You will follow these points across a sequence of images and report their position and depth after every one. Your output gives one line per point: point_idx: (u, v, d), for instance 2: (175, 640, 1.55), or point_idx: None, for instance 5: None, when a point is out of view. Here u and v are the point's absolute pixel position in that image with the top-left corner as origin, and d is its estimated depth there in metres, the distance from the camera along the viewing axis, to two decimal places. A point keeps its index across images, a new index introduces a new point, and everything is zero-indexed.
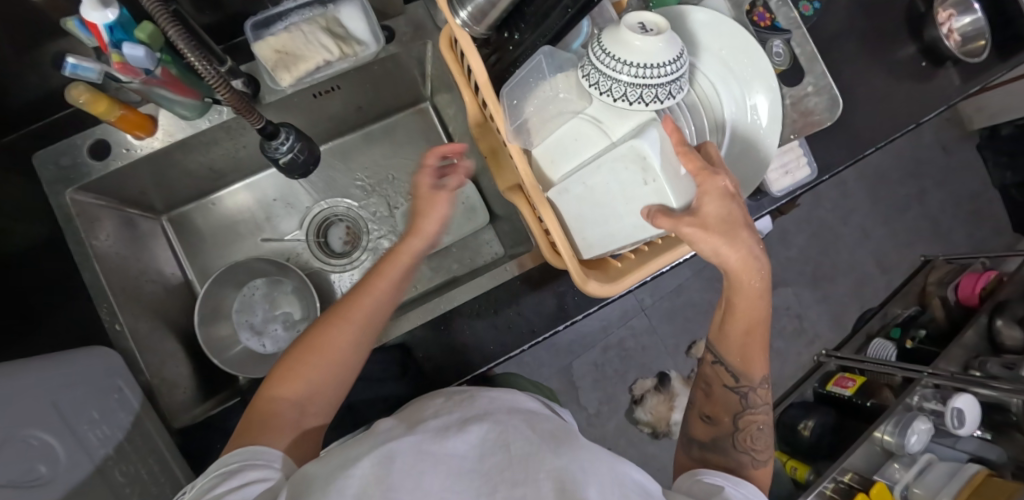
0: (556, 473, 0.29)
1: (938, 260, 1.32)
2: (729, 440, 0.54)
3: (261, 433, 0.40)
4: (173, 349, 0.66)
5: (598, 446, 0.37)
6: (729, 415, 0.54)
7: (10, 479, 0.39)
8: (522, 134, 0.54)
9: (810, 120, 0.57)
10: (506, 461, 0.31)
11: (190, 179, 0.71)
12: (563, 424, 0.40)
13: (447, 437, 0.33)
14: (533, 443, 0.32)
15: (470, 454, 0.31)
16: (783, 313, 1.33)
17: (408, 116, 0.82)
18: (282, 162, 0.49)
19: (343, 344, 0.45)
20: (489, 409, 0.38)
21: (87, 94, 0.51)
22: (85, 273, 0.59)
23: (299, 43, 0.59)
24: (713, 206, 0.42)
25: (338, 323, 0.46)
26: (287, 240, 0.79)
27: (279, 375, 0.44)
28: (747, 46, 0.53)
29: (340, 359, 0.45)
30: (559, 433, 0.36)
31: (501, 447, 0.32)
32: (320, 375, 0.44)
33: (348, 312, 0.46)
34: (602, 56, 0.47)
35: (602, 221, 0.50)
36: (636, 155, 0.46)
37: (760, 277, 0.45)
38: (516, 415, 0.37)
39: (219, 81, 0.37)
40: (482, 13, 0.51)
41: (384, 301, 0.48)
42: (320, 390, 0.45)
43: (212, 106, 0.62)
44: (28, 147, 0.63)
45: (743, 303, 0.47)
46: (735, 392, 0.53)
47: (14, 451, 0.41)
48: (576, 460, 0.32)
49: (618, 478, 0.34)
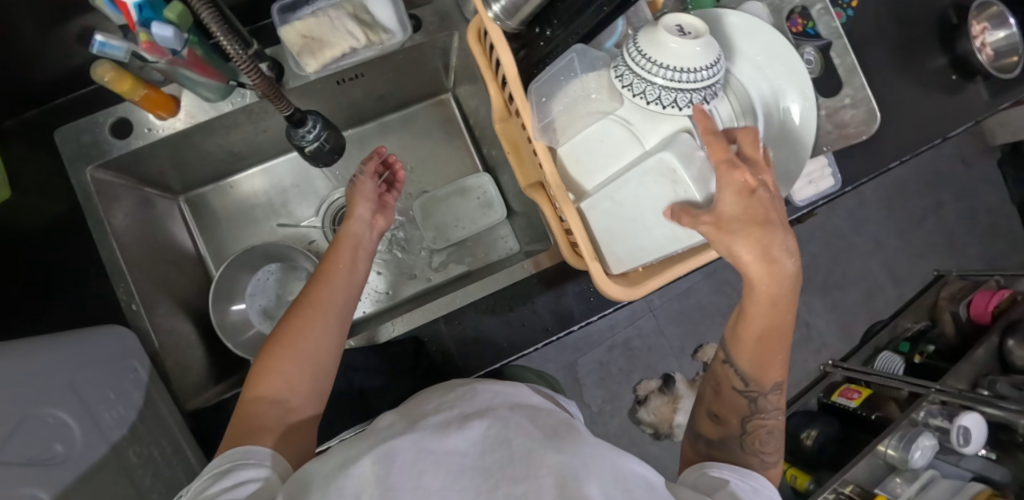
0: (556, 475, 0.27)
1: (951, 275, 1.31)
2: (738, 439, 0.52)
3: (247, 434, 0.39)
4: (186, 331, 0.67)
5: (613, 448, 0.35)
6: (737, 414, 0.53)
7: (26, 458, 0.39)
8: (549, 130, 0.53)
9: (842, 131, 0.55)
10: (506, 460, 0.28)
11: (209, 161, 0.71)
12: (568, 421, 0.37)
13: (445, 433, 0.31)
14: (533, 439, 0.30)
15: (470, 451, 0.29)
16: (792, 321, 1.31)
17: (427, 107, 0.81)
18: (307, 150, 0.48)
19: (312, 330, 0.47)
20: (490, 405, 0.35)
21: (112, 71, 0.52)
22: (103, 251, 0.59)
23: (326, 29, 0.58)
24: (729, 201, 0.41)
25: (302, 312, 0.48)
26: (303, 226, 0.78)
27: (257, 374, 0.45)
28: (783, 51, 0.52)
29: (315, 347, 0.47)
30: (561, 430, 0.34)
31: (501, 444, 0.30)
32: (297, 368, 0.45)
33: (311, 299, 0.50)
34: (637, 57, 0.46)
35: (628, 229, 0.50)
36: (665, 169, 0.45)
37: (779, 280, 0.43)
38: (514, 408, 0.35)
39: (249, 65, 0.36)
40: (515, 7, 0.50)
41: (342, 280, 0.54)
42: (299, 383, 0.45)
43: (235, 89, 0.61)
44: (49, 123, 0.62)
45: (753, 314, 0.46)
46: (744, 395, 0.52)
47: (29, 429, 0.41)
48: (578, 458, 0.29)
49: (626, 465, 0.33)
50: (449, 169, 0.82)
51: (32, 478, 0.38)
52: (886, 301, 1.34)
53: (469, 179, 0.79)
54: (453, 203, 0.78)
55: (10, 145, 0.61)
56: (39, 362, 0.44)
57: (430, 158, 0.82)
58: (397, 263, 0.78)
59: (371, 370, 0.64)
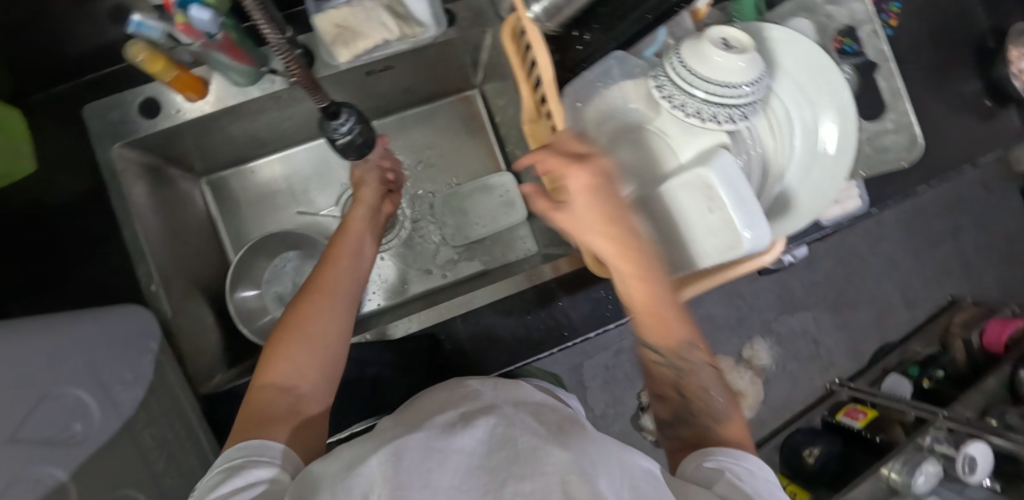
0: (561, 475, 0.24)
1: (964, 302, 1.30)
2: (686, 409, 0.47)
3: (256, 426, 0.39)
4: (202, 313, 0.67)
5: (628, 453, 0.32)
6: (665, 381, 0.48)
7: (46, 437, 0.39)
8: (582, 137, 0.53)
9: (880, 156, 0.54)
10: (512, 456, 0.25)
11: (233, 145, 0.70)
12: (569, 416, 0.35)
13: (450, 432, 0.28)
14: (540, 436, 0.27)
15: (476, 450, 0.26)
16: (801, 337, 1.27)
17: (453, 102, 0.81)
18: (339, 143, 0.47)
19: (320, 314, 0.47)
20: (495, 401, 0.33)
21: (146, 51, 0.51)
22: (125, 230, 0.59)
23: (360, 19, 0.57)
24: (584, 193, 0.40)
25: (308, 297, 0.48)
26: (322, 215, 0.78)
27: (266, 363, 0.44)
28: (827, 71, 0.51)
29: (320, 332, 0.46)
30: (562, 424, 0.32)
31: (506, 442, 0.26)
32: (305, 354, 0.44)
33: (317, 284, 0.50)
34: (679, 68, 0.45)
35: (659, 241, 0.49)
36: (702, 185, 0.44)
37: (644, 270, 0.42)
38: (518, 406, 0.33)
39: (285, 52, 0.35)
40: (557, 8, 0.49)
41: (347, 264, 0.53)
42: (310, 369, 0.44)
43: (265, 75, 0.60)
44: (77, 97, 0.62)
45: (635, 297, 0.43)
46: (667, 365, 0.46)
47: (50, 408, 0.41)
48: (585, 455, 0.27)
49: (638, 467, 0.31)
50: (471, 167, 0.81)
51: (50, 458, 0.38)
52: (893, 323, 1.31)
53: (491, 177, 0.78)
54: (473, 201, 0.78)
55: (38, 117, 0.61)
56: (56, 342, 0.44)
57: (453, 154, 0.81)
58: (415, 258, 0.78)
59: (386, 366, 0.63)
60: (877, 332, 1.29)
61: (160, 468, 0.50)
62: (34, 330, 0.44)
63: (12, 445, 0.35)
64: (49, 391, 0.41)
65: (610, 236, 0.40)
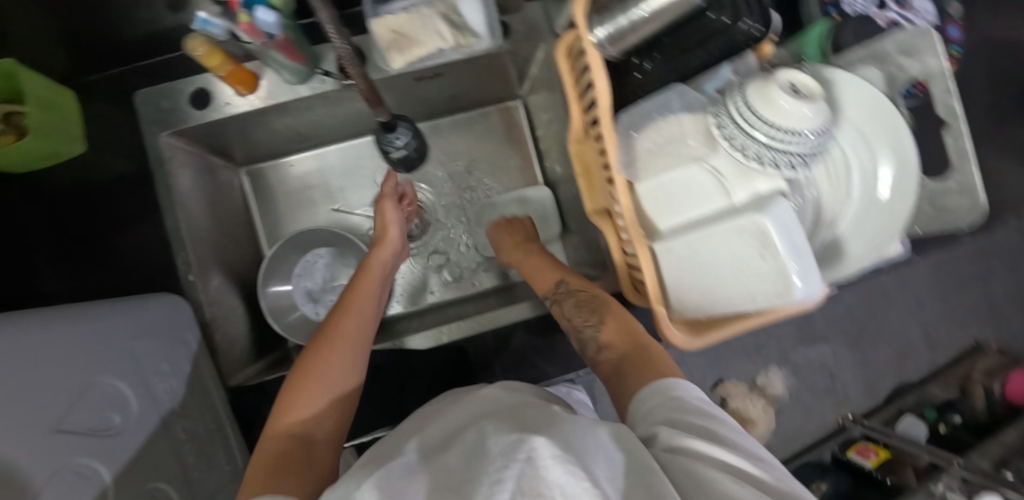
0: (523, 466, 0.24)
1: (987, 348, 1.27)
2: (577, 330, 0.54)
3: (270, 472, 0.36)
4: (234, 304, 0.67)
5: (600, 427, 0.31)
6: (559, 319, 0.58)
7: (88, 428, 0.39)
8: (631, 165, 0.51)
9: (940, 213, 0.53)
10: (484, 462, 0.26)
11: (276, 138, 0.71)
12: (546, 409, 0.36)
13: (430, 464, 0.30)
14: (507, 435, 0.28)
15: (456, 467, 0.28)
16: (817, 371, 1.18)
17: (494, 111, 0.80)
18: (393, 156, 0.47)
19: (337, 358, 0.47)
20: (475, 417, 0.36)
21: (205, 46, 0.51)
22: (169, 218, 0.60)
23: (417, 26, 0.56)
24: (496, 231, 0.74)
25: (326, 341, 0.48)
26: (356, 214, 0.78)
27: (280, 410, 0.43)
28: (889, 125, 0.50)
29: (336, 378, 0.46)
30: (534, 418, 0.33)
31: (479, 455, 0.28)
32: (321, 399, 0.44)
33: (335, 329, 0.50)
34: (743, 109, 0.44)
35: (701, 281, 0.48)
36: (757, 232, 0.43)
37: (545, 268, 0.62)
38: (495, 415, 0.35)
39: (352, 59, 0.37)
40: (620, 35, 0.48)
41: (364, 310, 0.54)
42: (324, 416, 0.43)
43: (316, 74, 0.60)
44: (130, 82, 0.63)
45: (538, 266, 0.63)
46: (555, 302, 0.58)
47: (91, 399, 0.41)
48: (570, 440, 0.27)
49: (611, 435, 0.31)
50: (508, 177, 0.81)
51: (92, 449, 0.39)
52: (919, 363, 1.23)
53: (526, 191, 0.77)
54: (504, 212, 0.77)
55: (92, 98, 0.62)
56: (93, 329, 0.45)
57: (490, 163, 0.81)
58: (445, 265, 0.78)
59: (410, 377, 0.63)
60: (906, 368, 1.22)
61: (189, 461, 0.50)
62: (77, 318, 0.45)
63: (57, 433, 0.36)
64: (92, 379, 0.42)
65: (531, 252, 0.66)
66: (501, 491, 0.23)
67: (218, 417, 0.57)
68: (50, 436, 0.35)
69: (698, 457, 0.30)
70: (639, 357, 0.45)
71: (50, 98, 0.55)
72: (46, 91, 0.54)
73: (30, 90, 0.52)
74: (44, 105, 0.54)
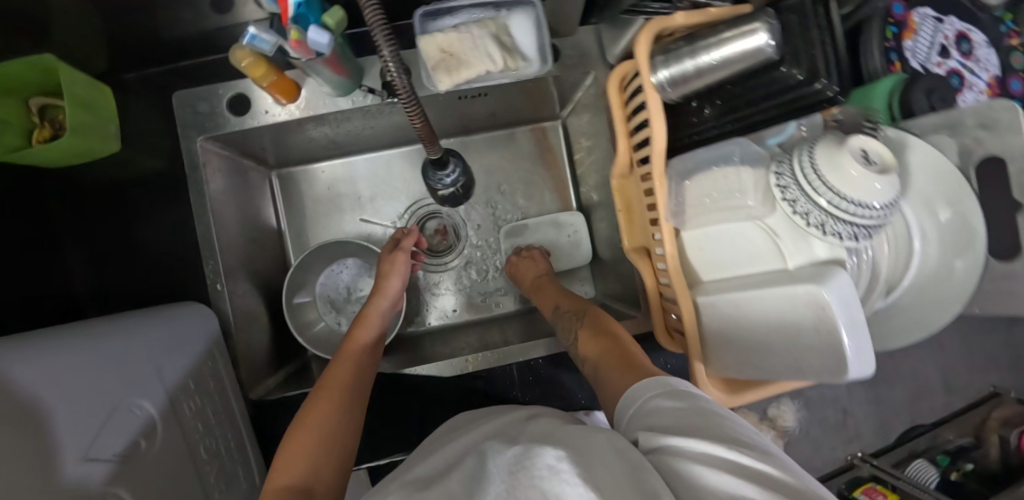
0: (520, 480, 0.26)
1: (1008, 398, 1.02)
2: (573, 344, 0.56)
3: None
4: (258, 313, 0.66)
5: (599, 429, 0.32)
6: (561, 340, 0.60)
7: (116, 455, 0.38)
8: (679, 214, 0.50)
9: (1005, 295, 0.50)
10: (486, 481, 0.28)
11: (311, 145, 0.69)
12: (544, 422, 0.38)
13: (433, 485, 0.31)
14: (507, 455, 0.30)
15: (456, 487, 0.30)
16: (829, 404, 1.03)
17: (533, 130, 0.78)
18: (441, 192, 0.47)
19: (326, 411, 0.46)
20: (476, 443, 0.37)
21: (251, 57, 0.49)
22: (199, 224, 0.58)
23: (467, 47, 0.53)
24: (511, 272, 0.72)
25: (315, 400, 0.48)
26: (384, 225, 0.77)
27: (276, 467, 0.42)
28: (963, 197, 0.46)
29: (328, 431, 0.45)
30: (532, 432, 0.35)
31: (480, 475, 0.30)
32: (314, 450, 0.43)
33: (325, 383, 0.50)
34: (808, 172, 0.42)
35: (745, 344, 0.46)
36: (811, 301, 0.41)
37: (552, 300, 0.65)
38: (495, 436, 0.37)
39: (411, 98, 0.34)
40: (684, 79, 0.46)
41: (358, 366, 0.54)
42: (322, 467, 0.42)
43: (359, 88, 0.58)
44: (170, 84, 0.62)
45: (547, 295, 0.65)
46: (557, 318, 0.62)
47: (118, 422, 0.40)
48: (574, 448, 0.29)
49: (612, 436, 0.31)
50: (541, 199, 0.79)
51: (119, 477, 0.38)
52: (933, 404, 1.04)
53: (558, 216, 0.76)
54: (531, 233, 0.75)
55: (130, 97, 0.62)
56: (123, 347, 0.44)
57: (524, 182, 0.78)
58: (470, 285, 0.76)
59: (434, 402, 0.63)
60: (912, 410, 1.03)
61: (211, 481, 0.50)
62: (103, 338, 0.44)
63: (91, 463, 0.36)
64: (118, 401, 0.41)
65: (543, 287, 0.66)
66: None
67: (238, 434, 0.56)
68: (85, 469, 0.35)
69: (679, 452, 0.28)
70: (619, 359, 0.47)
71: (91, 98, 0.54)
72: (88, 92, 0.53)
73: (71, 91, 0.51)
74: (85, 106, 0.53)
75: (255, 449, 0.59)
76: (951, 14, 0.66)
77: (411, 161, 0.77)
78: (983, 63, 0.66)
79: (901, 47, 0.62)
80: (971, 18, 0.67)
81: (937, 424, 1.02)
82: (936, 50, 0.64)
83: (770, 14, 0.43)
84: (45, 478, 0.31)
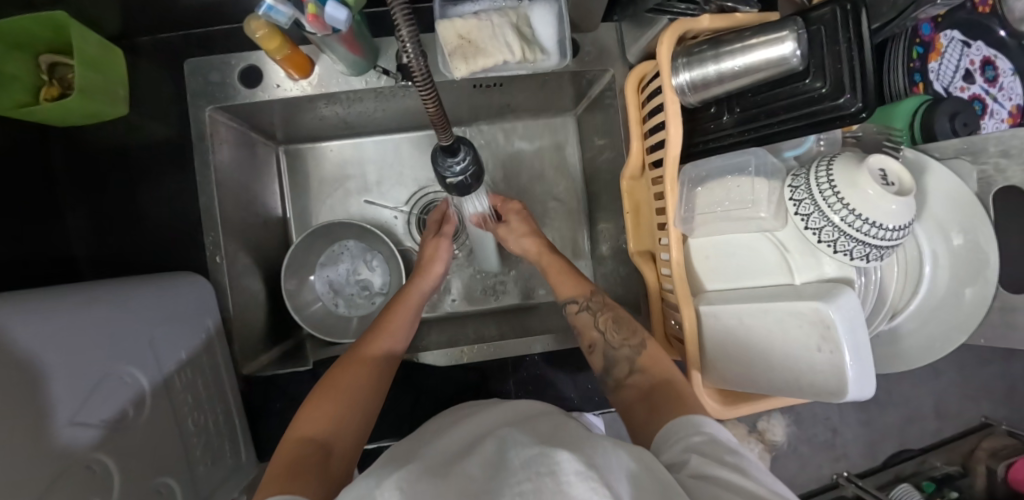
0: (545, 479, 0.25)
1: (999, 429, 0.95)
2: (608, 346, 0.52)
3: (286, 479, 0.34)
4: (256, 289, 0.66)
5: (621, 444, 0.31)
6: (585, 330, 0.55)
7: (101, 421, 0.38)
8: (689, 221, 0.49)
9: (1011, 326, 0.50)
10: (505, 472, 0.27)
11: (323, 124, 0.69)
12: (566, 422, 0.37)
13: (450, 466, 0.30)
14: (528, 450, 0.29)
15: (475, 473, 0.28)
16: (820, 422, 0.97)
17: (545, 125, 0.77)
18: (448, 180, 0.44)
19: (362, 376, 0.47)
20: (495, 427, 0.36)
21: (266, 28, 0.48)
22: (203, 195, 0.58)
23: (486, 36, 0.52)
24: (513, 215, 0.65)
25: (350, 364, 0.48)
26: (388, 209, 0.76)
27: (303, 419, 0.42)
28: (974, 223, 0.46)
29: (358, 397, 0.45)
30: (553, 429, 0.33)
31: (498, 465, 0.28)
32: (342, 409, 0.43)
33: (364, 349, 0.50)
34: (825, 188, 0.41)
35: (745, 357, 0.46)
36: (817, 320, 0.40)
37: (568, 276, 0.60)
38: (514, 424, 0.35)
39: (427, 82, 0.32)
40: (705, 84, 0.46)
41: (394, 341, 0.53)
42: (347, 427, 0.42)
43: (373, 69, 0.58)
44: (184, 50, 0.61)
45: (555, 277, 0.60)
46: (585, 310, 0.56)
47: (107, 388, 0.40)
48: (588, 454, 0.28)
49: (633, 458, 0.30)
50: (549, 195, 0.78)
51: (101, 443, 0.37)
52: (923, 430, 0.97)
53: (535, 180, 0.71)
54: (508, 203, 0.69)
55: (142, 61, 0.61)
56: (123, 311, 0.44)
57: (533, 176, 0.78)
58: (472, 276, 0.75)
59: (426, 391, 0.63)
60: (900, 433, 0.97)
61: (197, 454, 0.50)
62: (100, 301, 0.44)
63: (74, 428, 0.35)
64: (109, 368, 0.40)
65: (548, 262, 0.62)
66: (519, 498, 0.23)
67: (227, 409, 0.56)
68: (68, 435, 0.35)
69: (725, 484, 0.29)
70: (668, 392, 0.44)
71: (101, 59, 0.53)
72: (98, 51, 0.53)
73: (82, 49, 0.50)
74: (95, 65, 0.53)
75: (243, 424, 0.59)
76: (978, 38, 0.65)
77: (420, 147, 0.76)
78: (1007, 91, 0.65)
79: (926, 68, 0.60)
80: (1001, 43, 0.65)
81: (926, 449, 0.96)
82: (961, 74, 0.63)
83: (798, 24, 0.42)
84: (27, 438, 0.31)
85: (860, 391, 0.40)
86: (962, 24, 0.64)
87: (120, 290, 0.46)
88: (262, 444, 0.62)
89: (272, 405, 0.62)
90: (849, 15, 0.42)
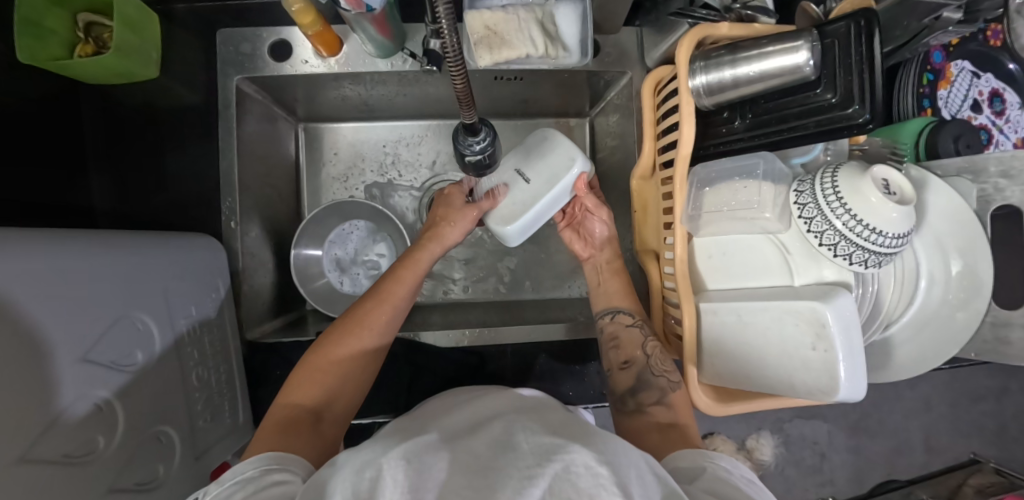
0: (556, 468, 0.26)
1: (988, 466, 0.89)
2: (648, 369, 0.53)
3: (280, 441, 0.39)
4: (266, 258, 0.67)
5: (634, 447, 0.32)
6: (634, 348, 0.55)
7: (113, 361, 0.39)
8: (695, 219, 0.50)
9: (1004, 343, 0.51)
10: (514, 454, 0.28)
11: (344, 104, 0.71)
12: (568, 415, 0.38)
13: (459, 442, 0.31)
14: (540, 436, 0.29)
15: (483, 451, 0.29)
16: (807, 445, 0.89)
17: (558, 124, 0.79)
18: (467, 158, 0.46)
19: (357, 346, 0.49)
20: (502, 411, 0.36)
21: (302, 4, 0.50)
22: (223, 160, 0.59)
23: (512, 28, 0.54)
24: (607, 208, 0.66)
25: (346, 331, 0.49)
26: (400, 194, 0.77)
27: (296, 384, 0.46)
28: (972, 245, 0.48)
29: (349, 366, 0.48)
30: (559, 421, 0.34)
31: (506, 447, 0.29)
32: (335, 379, 0.47)
33: (362, 316, 0.51)
34: (828, 193, 0.43)
35: (740, 353, 0.47)
36: (813, 318, 0.41)
37: (620, 281, 0.62)
38: (522, 412, 0.36)
39: (460, 68, 0.33)
40: (720, 88, 0.47)
41: (394, 308, 0.53)
42: (334, 397, 0.47)
43: (399, 52, 0.60)
44: (217, 19, 0.63)
45: (613, 290, 0.61)
46: (636, 327, 0.57)
47: (121, 330, 0.41)
48: (603, 451, 0.29)
49: (644, 460, 0.32)
50: None
51: (105, 380, 0.38)
52: (912, 461, 0.91)
53: (549, 131, 0.60)
54: (549, 158, 0.59)
55: (176, 27, 0.62)
56: (144, 258, 0.46)
57: None
58: (477, 264, 0.77)
59: (425, 369, 0.64)
60: (888, 461, 0.91)
61: (197, 409, 0.51)
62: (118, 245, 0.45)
63: (84, 365, 0.36)
64: (124, 312, 0.42)
65: (616, 274, 0.63)
66: (532, 484, 0.24)
67: (229, 371, 0.57)
68: (77, 371, 0.35)
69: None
70: (671, 432, 0.46)
71: (138, 20, 0.55)
72: (138, 13, 0.55)
73: (122, 8, 0.52)
74: (132, 27, 0.54)
75: (243, 387, 0.60)
76: (988, 70, 0.67)
77: (436, 135, 0.78)
78: (1014, 124, 0.67)
79: (935, 95, 0.63)
80: (1010, 76, 0.66)
81: (912, 481, 0.90)
82: (968, 104, 0.66)
83: (813, 35, 0.44)
84: (37, 361, 0.32)
85: (853, 395, 0.41)
86: (972, 55, 0.67)
87: (140, 239, 0.47)
88: (258, 409, 0.63)
89: (270, 371, 0.63)
90: (862, 32, 0.44)
